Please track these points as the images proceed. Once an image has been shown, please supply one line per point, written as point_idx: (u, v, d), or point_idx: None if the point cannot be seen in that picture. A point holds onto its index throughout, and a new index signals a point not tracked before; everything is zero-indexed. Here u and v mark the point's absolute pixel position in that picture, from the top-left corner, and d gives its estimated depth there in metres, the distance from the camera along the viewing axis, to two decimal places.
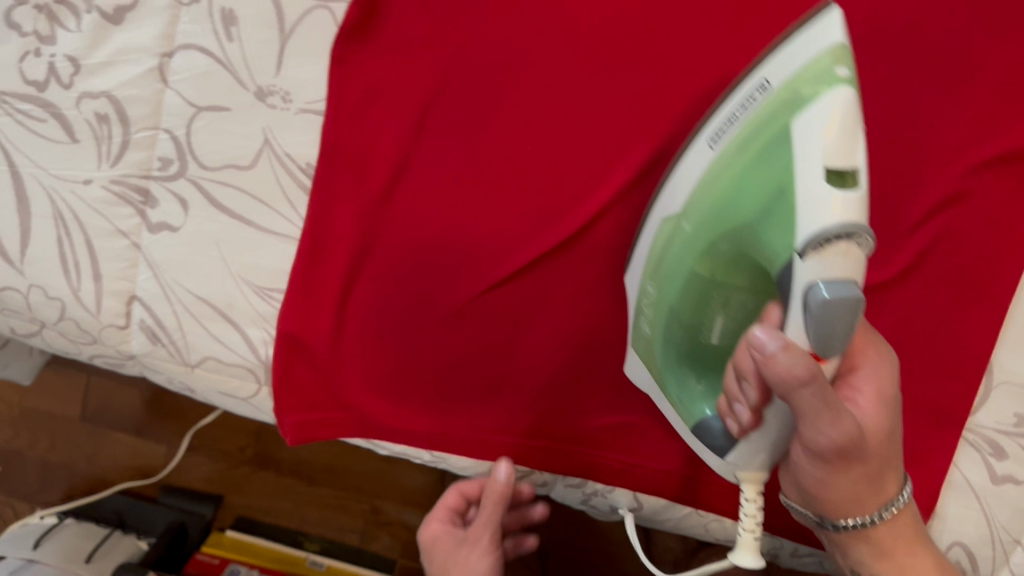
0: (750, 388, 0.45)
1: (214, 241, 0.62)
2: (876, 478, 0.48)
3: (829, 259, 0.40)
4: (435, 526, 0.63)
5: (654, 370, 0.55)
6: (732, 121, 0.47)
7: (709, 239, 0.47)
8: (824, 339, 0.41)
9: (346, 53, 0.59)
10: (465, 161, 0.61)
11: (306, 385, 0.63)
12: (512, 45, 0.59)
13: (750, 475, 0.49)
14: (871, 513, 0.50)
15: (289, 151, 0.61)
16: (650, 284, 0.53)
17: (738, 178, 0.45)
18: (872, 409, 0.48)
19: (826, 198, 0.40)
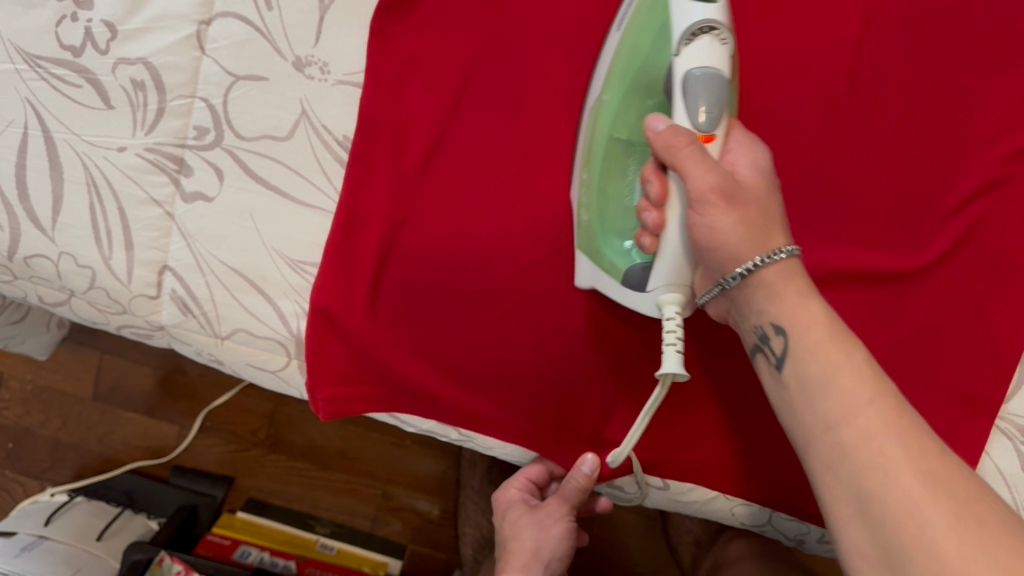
0: (649, 183, 0.50)
1: (248, 212, 0.61)
2: (763, 233, 0.48)
3: (699, 48, 0.48)
4: (512, 489, 0.68)
5: (596, 251, 0.56)
6: (631, 1, 0.54)
7: (626, 98, 0.53)
8: (695, 113, 0.49)
9: (385, 25, 0.58)
10: (504, 137, 0.60)
11: (338, 361, 0.62)
12: (553, 21, 0.59)
13: (671, 294, 0.51)
14: (755, 257, 0.47)
15: (326, 124, 0.60)
16: (583, 172, 0.57)
17: (634, 37, 0.52)
18: (750, 171, 0.50)
19: (693, 6, 0.48)
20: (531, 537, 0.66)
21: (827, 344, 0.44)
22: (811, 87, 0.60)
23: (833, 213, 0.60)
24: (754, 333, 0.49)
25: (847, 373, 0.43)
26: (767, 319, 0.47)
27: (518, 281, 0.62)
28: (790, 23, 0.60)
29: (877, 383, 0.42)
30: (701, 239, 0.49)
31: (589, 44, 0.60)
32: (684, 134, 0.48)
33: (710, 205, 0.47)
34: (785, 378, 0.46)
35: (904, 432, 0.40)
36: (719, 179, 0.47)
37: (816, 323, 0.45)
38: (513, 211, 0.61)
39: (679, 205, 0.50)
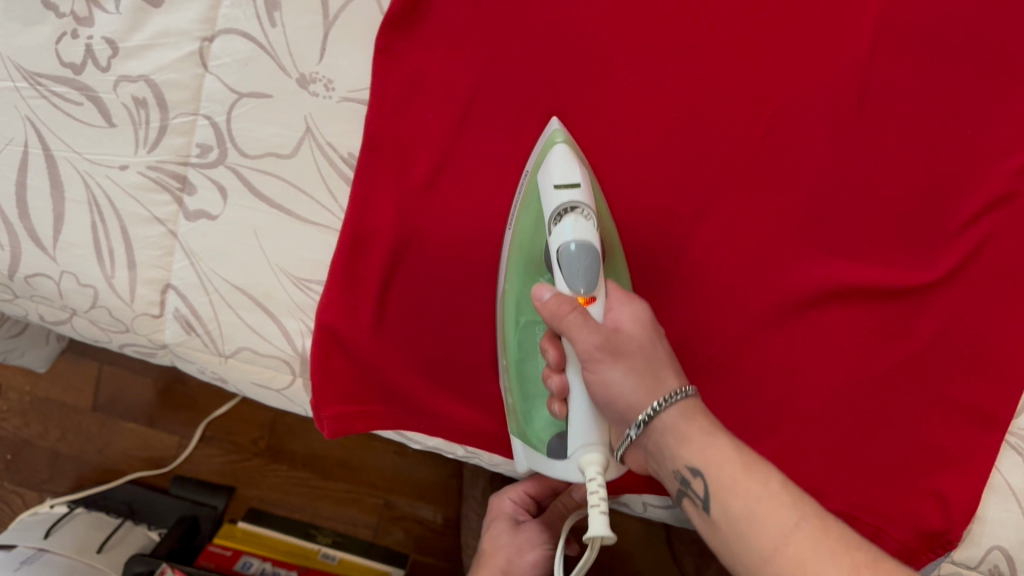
0: (549, 352, 0.53)
1: (252, 229, 0.60)
2: (656, 378, 0.48)
3: (570, 225, 0.52)
4: (505, 500, 0.68)
5: (523, 433, 0.57)
6: (516, 201, 0.58)
7: (525, 285, 0.57)
8: (574, 280, 0.51)
9: (390, 42, 0.58)
10: (511, 153, 0.60)
11: (342, 377, 0.61)
12: (559, 38, 0.59)
13: (590, 455, 0.51)
14: (653, 403, 0.47)
15: (331, 141, 0.60)
16: (502, 358, 0.59)
17: (523, 231, 0.57)
18: (633, 325, 0.50)
19: (560, 194, 0.53)
20: (506, 554, 0.64)
21: (740, 479, 0.44)
22: (818, 102, 0.60)
23: (842, 228, 0.60)
24: (673, 479, 0.47)
25: (769, 504, 0.43)
26: (680, 465, 0.46)
27: None
28: (797, 37, 0.59)
29: (798, 506, 0.43)
30: (604, 396, 0.49)
31: (595, 62, 0.59)
32: (566, 300, 0.49)
33: (597, 359, 0.49)
34: (713, 520, 0.45)
35: (835, 547, 0.41)
36: (601, 336, 0.49)
37: (727, 458, 0.45)
38: None
39: (577, 369, 0.52)
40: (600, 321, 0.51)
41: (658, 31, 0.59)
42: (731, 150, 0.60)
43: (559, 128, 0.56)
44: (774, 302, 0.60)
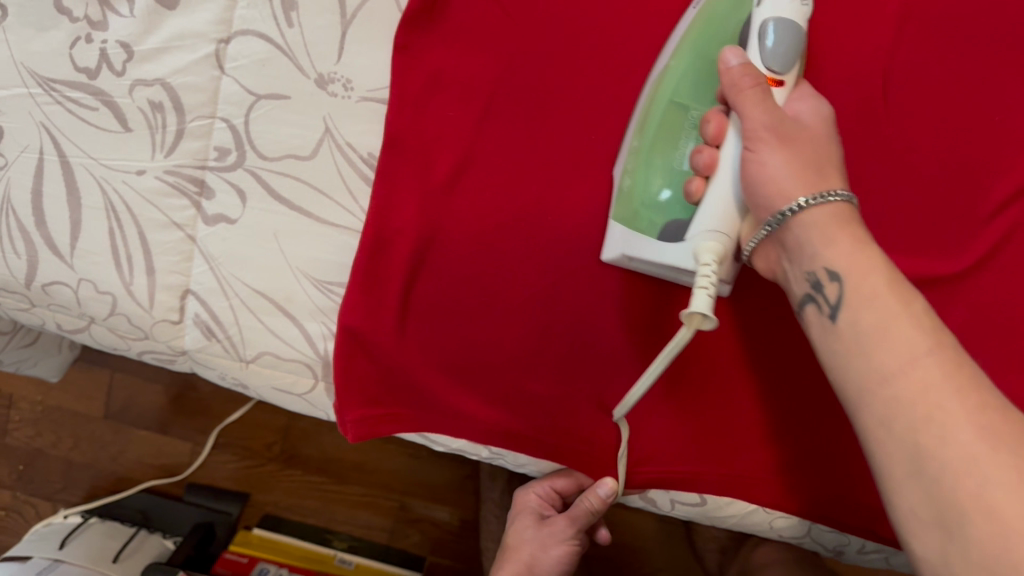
0: (708, 125, 0.51)
1: (272, 233, 0.59)
2: (819, 173, 0.47)
3: (780, 4, 0.51)
4: (530, 495, 0.68)
5: (631, 206, 0.54)
6: (693, 5, 0.55)
7: (695, 66, 0.53)
8: (771, 57, 0.50)
9: (409, 41, 0.57)
10: (533, 150, 0.59)
11: (367, 382, 0.61)
12: (578, 32, 0.58)
13: (710, 241, 0.49)
14: (801, 198, 0.46)
15: (351, 142, 0.59)
16: (633, 138, 0.55)
17: (706, 19, 0.54)
18: (813, 117, 0.50)
19: (777, 1, 0.51)
20: (530, 551, 0.67)
21: (884, 291, 0.42)
22: (843, 92, 0.59)
23: (870, 219, 0.59)
24: (803, 282, 0.46)
25: (904, 321, 0.41)
26: (820, 265, 0.44)
27: (549, 296, 0.60)
28: (820, 28, 0.59)
29: (935, 335, 0.40)
30: (752, 176, 0.48)
31: (616, 55, 0.59)
32: (754, 71, 0.49)
33: (765, 147, 0.48)
34: (838, 327, 0.43)
35: (963, 388, 0.38)
36: (774, 117, 0.48)
37: (870, 270, 0.43)
38: (543, 223, 0.59)
39: (735, 139, 0.50)
40: (776, 104, 0.50)
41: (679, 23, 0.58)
42: None
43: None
44: None
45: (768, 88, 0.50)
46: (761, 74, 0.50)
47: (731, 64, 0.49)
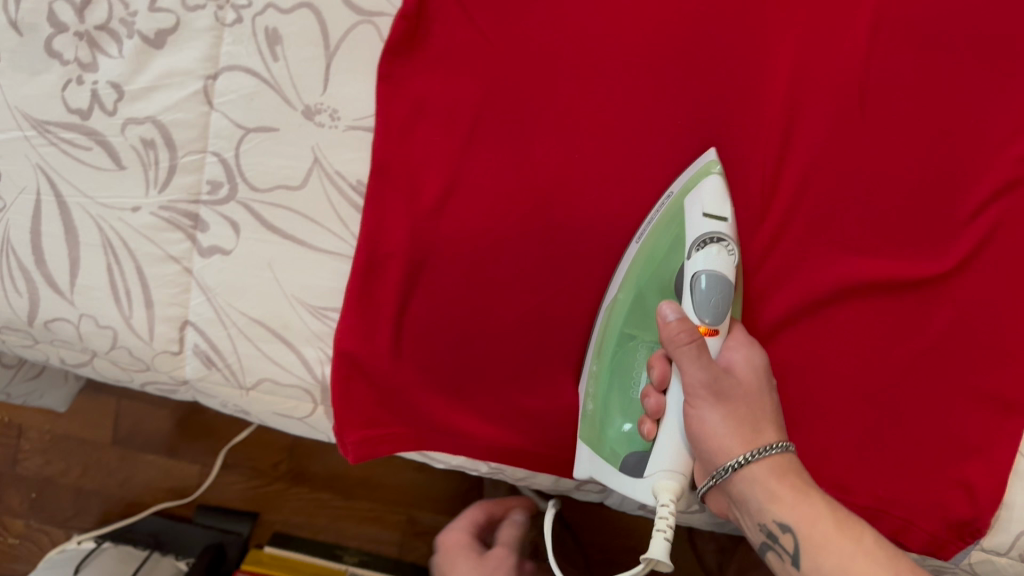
0: (653, 371, 0.55)
1: (266, 262, 0.61)
2: (752, 432, 0.52)
3: (710, 254, 0.54)
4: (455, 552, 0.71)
5: (596, 440, 0.57)
6: (641, 231, 0.59)
7: (637, 303, 0.57)
8: (706, 310, 0.54)
9: (390, 71, 0.59)
10: (518, 170, 0.60)
11: (366, 403, 0.62)
12: (557, 54, 0.59)
13: (668, 482, 0.53)
14: (742, 454, 0.52)
15: (339, 169, 0.60)
16: (591, 365, 0.59)
17: (650, 251, 0.57)
18: (746, 366, 0.54)
19: (706, 249, 0.54)
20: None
21: (834, 536, 0.49)
22: (820, 101, 0.60)
23: (852, 224, 0.60)
24: (758, 531, 0.52)
25: (861, 563, 0.48)
26: (770, 521, 0.51)
27: (540, 314, 0.62)
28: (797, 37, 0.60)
29: (891, 562, 0.48)
30: (693, 436, 0.53)
31: (596, 74, 0.60)
32: (692, 337, 0.52)
33: (707, 414, 0.52)
34: (802, 574, 0.50)
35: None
36: (711, 374, 0.52)
37: (820, 517, 0.50)
38: (530, 243, 0.61)
39: (678, 392, 0.54)
40: (714, 354, 0.54)
41: (656, 39, 0.59)
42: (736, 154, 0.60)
43: (716, 160, 0.57)
44: (790, 302, 0.60)
45: (702, 340, 0.54)
46: (696, 327, 0.54)
47: (670, 321, 0.52)
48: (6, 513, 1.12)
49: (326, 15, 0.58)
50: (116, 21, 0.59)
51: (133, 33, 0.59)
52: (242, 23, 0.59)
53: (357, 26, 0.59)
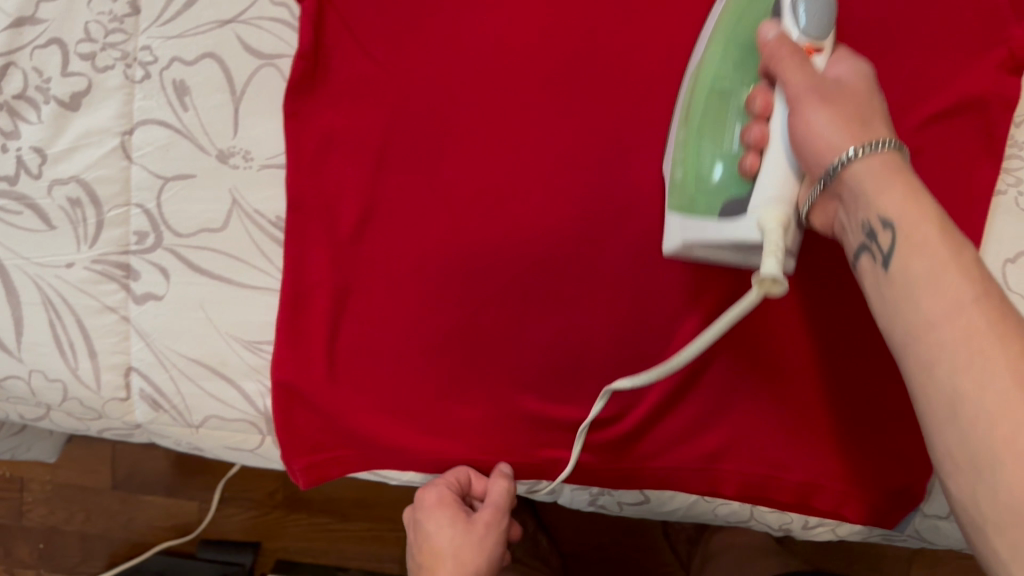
0: (755, 100, 0.54)
1: (198, 303, 0.63)
2: (864, 129, 0.48)
3: None
4: (432, 493, 0.62)
5: (689, 201, 0.57)
6: (718, 9, 0.59)
7: (729, 52, 0.56)
8: (813, 15, 0.51)
9: (297, 107, 0.61)
10: (432, 191, 0.62)
11: (310, 429, 0.64)
12: (453, 77, 0.61)
13: (774, 213, 0.49)
14: (852, 148, 0.47)
15: (257, 208, 0.62)
16: (679, 130, 0.59)
17: (728, 40, 0.56)
18: (853, 75, 0.51)
19: None
20: (446, 545, 0.62)
21: (933, 240, 0.44)
22: None
23: None
24: (858, 233, 0.48)
25: (950, 270, 0.43)
26: (873, 213, 0.46)
27: (469, 327, 0.63)
28: (686, 38, 0.62)
29: (985, 288, 0.42)
30: (799, 138, 0.50)
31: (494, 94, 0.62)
32: (797, 51, 0.51)
33: (813, 95, 0.49)
34: (889, 275, 0.45)
35: (1004, 334, 0.40)
36: (815, 80, 0.50)
37: (923, 216, 0.45)
38: (451, 260, 0.63)
39: (781, 110, 0.52)
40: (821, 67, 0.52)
41: (547, 55, 0.62)
42: (640, 159, 0.63)
43: None
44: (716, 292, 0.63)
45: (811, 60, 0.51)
46: (801, 43, 0.51)
47: (772, 37, 0.52)
48: (17, 564, 1.15)
49: (229, 62, 0.61)
50: (32, 89, 0.62)
51: (49, 98, 0.62)
52: (151, 78, 0.61)
53: (260, 69, 0.61)
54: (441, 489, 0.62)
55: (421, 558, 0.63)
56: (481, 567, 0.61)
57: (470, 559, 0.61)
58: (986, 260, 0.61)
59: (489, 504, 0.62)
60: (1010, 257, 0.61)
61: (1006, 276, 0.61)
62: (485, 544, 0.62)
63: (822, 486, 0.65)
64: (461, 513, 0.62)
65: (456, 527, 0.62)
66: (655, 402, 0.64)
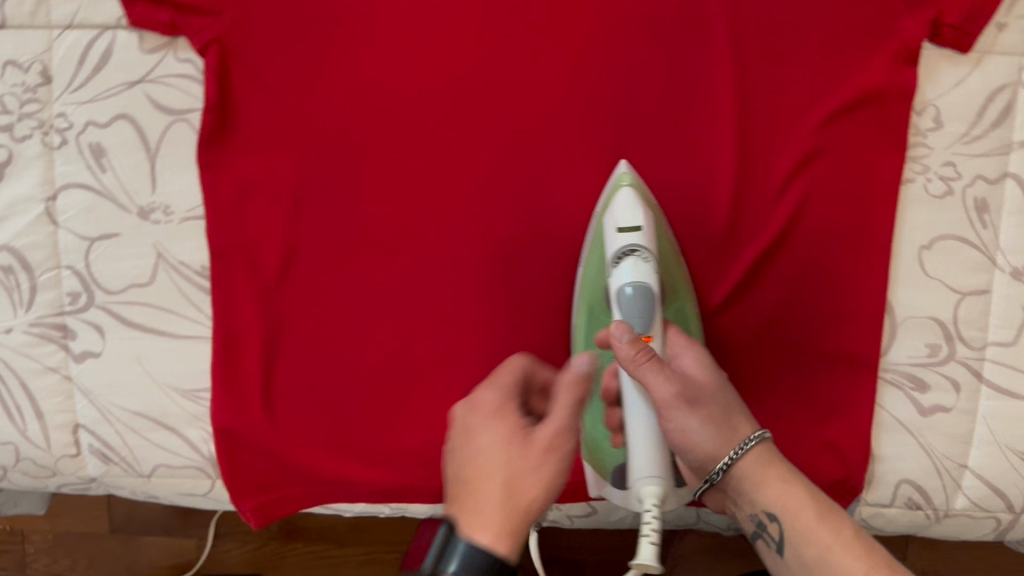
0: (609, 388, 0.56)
1: (135, 357, 0.65)
2: (727, 429, 0.53)
3: (628, 268, 0.56)
4: (489, 394, 0.52)
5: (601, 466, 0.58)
6: (583, 253, 0.62)
7: (590, 310, 0.60)
8: (633, 321, 0.54)
9: (211, 158, 0.61)
10: (349, 228, 0.63)
11: (255, 470, 0.65)
12: (357, 113, 0.62)
13: (651, 485, 0.51)
14: (728, 453, 0.53)
15: (182, 259, 0.63)
16: None
17: (588, 277, 0.60)
18: (696, 367, 0.55)
19: (627, 266, 0.56)
20: (526, 476, 0.47)
21: (817, 529, 0.50)
22: (623, 110, 0.62)
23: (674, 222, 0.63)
24: (750, 521, 0.54)
25: (839, 550, 0.49)
26: (758, 509, 0.52)
27: (400, 357, 0.64)
28: (583, 55, 0.62)
29: (869, 556, 0.49)
30: (676, 445, 0.53)
31: (400, 127, 0.62)
32: (615, 347, 0.54)
33: (671, 404, 0.52)
34: (786, 560, 0.52)
35: (874, 561, 0.48)
36: (674, 384, 0.52)
37: (802, 509, 0.51)
38: (375, 294, 0.63)
39: (636, 401, 0.53)
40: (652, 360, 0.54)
41: (448, 84, 0.62)
42: (550, 176, 0.62)
43: (627, 170, 0.60)
44: None
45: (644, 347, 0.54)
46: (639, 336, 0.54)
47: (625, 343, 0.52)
48: None
49: (142, 121, 0.62)
50: None
51: None
52: (68, 143, 0.63)
53: (172, 124, 0.62)
54: (492, 396, 0.52)
55: (458, 485, 0.48)
56: (541, 491, 0.47)
57: (528, 475, 0.47)
58: (902, 248, 0.63)
59: (553, 412, 0.50)
60: (923, 244, 0.62)
61: (920, 262, 0.63)
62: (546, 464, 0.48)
63: None
64: (515, 425, 0.50)
65: (508, 440, 0.49)
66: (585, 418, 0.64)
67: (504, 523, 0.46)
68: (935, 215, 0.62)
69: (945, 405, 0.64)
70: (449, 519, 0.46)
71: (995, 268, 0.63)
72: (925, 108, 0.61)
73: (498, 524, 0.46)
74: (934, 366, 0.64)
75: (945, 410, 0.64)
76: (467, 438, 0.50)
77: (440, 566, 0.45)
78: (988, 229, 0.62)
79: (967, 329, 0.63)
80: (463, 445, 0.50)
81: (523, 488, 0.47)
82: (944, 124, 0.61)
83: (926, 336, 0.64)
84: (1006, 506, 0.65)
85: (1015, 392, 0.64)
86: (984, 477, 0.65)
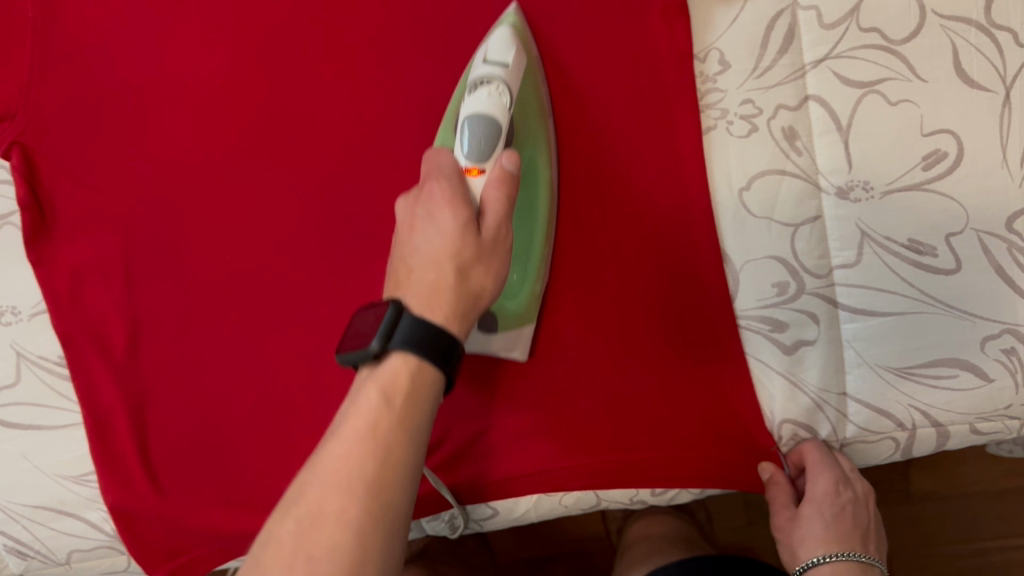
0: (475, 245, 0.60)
1: (21, 454, 0.66)
2: (823, 537, 0.62)
3: (480, 102, 0.56)
4: (433, 182, 0.52)
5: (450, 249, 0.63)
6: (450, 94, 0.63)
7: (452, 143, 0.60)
8: (466, 151, 0.54)
9: (40, 252, 0.64)
10: (186, 289, 0.65)
11: (156, 539, 0.66)
12: (167, 181, 0.65)
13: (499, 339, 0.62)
14: (832, 551, 0.62)
15: (40, 353, 0.66)
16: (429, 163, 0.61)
17: (454, 109, 0.60)
18: (825, 493, 0.61)
19: (481, 96, 0.56)
20: (476, 277, 0.50)
21: None
22: (413, 122, 0.64)
23: None
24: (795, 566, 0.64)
25: None
26: (803, 567, 0.63)
27: (263, 402, 0.65)
28: (362, 82, 0.65)
29: None
30: (780, 524, 0.65)
31: (211, 185, 0.65)
32: (454, 177, 0.52)
33: (791, 517, 0.64)
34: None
35: None
36: (828, 494, 0.61)
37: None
38: (226, 347, 0.65)
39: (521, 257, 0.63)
40: (478, 193, 0.53)
41: (245, 136, 0.65)
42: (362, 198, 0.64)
43: (517, 15, 0.62)
44: None
45: (471, 179, 0.53)
46: (462, 168, 0.53)
47: (767, 478, 0.63)
48: None
49: None
50: None
51: None
52: None
53: (2, 228, 0.66)
54: (437, 186, 0.51)
55: (397, 273, 0.51)
56: (487, 283, 0.50)
57: (474, 266, 0.50)
58: (721, 196, 0.63)
59: (489, 206, 0.52)
60: (742, 185, 0.62)
61: (743, 204, 0.62)
62: (490, 254, 0.51)
63: (641, 460, 0.64)
64: (467, 208, 0.50)
65: (457, 236, 0.49)
66: (468, 410, 0.66)
67: (454, 309, 0.48)
68: (744, 156, 0.62)
69: (808, 338, 0.62)
70: (393, 300, 0.47)
71: (821, 193, 0.61)
72: (708, 53, 0.64)
73: (448, 311, 0.48)
74: (784, 305, 0.62)
75: (810, 343, 0.62)
76: (414, 228, 0.51)
77: (389, 340, 0.46)
78: (803, 155, 0.61)
79: (809, 259, 0.62)
80: (420, 231, 0.50)
81: (460, 284, 0.49)
82: (730, 63, 0.63)
83: (773, 275, 0.62)
84: (896, 425, 0.62)
85: (873, 310, 0.61)
86: (864, 401, 0.63)
